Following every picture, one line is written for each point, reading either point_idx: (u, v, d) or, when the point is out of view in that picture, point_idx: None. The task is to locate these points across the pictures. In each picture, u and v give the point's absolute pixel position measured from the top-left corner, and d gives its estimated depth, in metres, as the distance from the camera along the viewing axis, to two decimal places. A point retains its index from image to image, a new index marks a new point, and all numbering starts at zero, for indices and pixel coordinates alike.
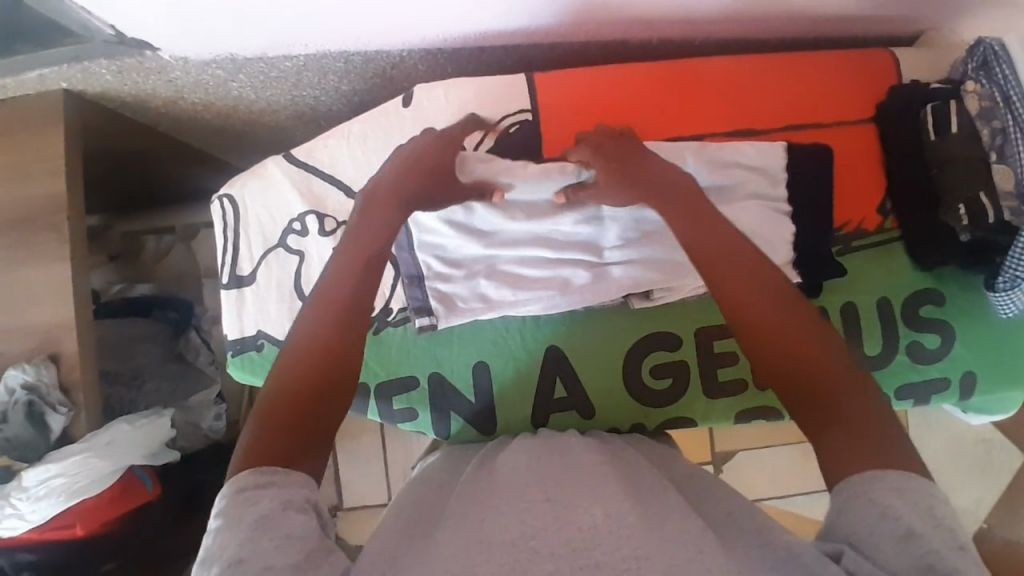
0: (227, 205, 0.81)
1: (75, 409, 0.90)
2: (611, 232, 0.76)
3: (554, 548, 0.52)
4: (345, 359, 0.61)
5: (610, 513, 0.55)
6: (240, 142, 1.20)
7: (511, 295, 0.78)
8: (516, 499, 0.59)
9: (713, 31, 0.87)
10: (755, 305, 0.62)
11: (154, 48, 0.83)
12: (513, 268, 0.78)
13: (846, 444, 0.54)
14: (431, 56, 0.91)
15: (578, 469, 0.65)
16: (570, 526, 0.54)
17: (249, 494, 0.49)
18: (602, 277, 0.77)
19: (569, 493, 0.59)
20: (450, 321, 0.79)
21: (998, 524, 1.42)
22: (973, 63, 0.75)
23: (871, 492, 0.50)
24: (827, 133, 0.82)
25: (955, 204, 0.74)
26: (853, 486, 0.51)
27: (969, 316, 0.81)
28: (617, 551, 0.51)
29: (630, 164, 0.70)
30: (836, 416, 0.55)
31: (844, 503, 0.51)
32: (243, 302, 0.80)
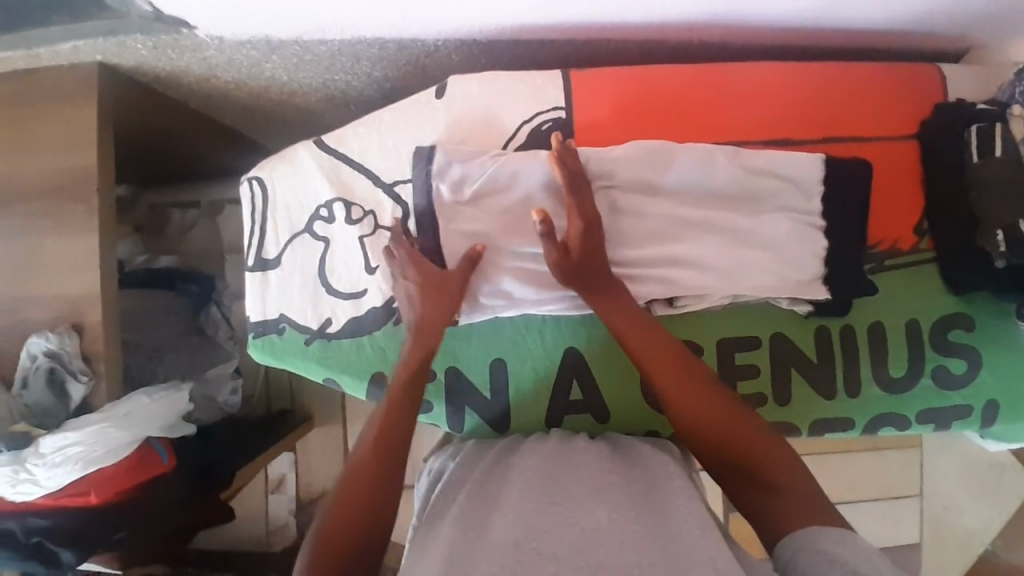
0: (256, 187, 0.80)
1: (95, 379, 0.92)
2: (631, 236, 0.75)
3: (557, 549, 0.52)
4: (383, 481, 0.66)
5: (615, 518, 0.56)
6: (269, 120, 1.20)
7: (534, 295, 0.77)
8: (523, 499, 0.60)
9: (753, 36, 0.85)
10: (695, 406, 0.69)
11: (190, 26, 0.83)
12: (537, 267, 0.77)
13: (788, 509, 0.61)
14: (466, 46, 0.91)
15: (587, 473, 0.65)
16: (573, 527, 0.54)
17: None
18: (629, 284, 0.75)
19: (577, 496, 0.60)
20: (469, 317, 0.78)
21: (1006, 546, 1.42)
22: (1022, 86, 0.74)
23: (819, 543, 0.56)
24: (868, 148, 0.80)
25: (993, 231, 0.73)
26: (798, 539, 0.58)
27: (998, 345, 0.80)
28: (621, 556, 0.51)
29: (591, 253, 0.71)
30: (778, 489, 0.63)
31: (793, 552, 0.57)
32: (268, 285, 0.80)
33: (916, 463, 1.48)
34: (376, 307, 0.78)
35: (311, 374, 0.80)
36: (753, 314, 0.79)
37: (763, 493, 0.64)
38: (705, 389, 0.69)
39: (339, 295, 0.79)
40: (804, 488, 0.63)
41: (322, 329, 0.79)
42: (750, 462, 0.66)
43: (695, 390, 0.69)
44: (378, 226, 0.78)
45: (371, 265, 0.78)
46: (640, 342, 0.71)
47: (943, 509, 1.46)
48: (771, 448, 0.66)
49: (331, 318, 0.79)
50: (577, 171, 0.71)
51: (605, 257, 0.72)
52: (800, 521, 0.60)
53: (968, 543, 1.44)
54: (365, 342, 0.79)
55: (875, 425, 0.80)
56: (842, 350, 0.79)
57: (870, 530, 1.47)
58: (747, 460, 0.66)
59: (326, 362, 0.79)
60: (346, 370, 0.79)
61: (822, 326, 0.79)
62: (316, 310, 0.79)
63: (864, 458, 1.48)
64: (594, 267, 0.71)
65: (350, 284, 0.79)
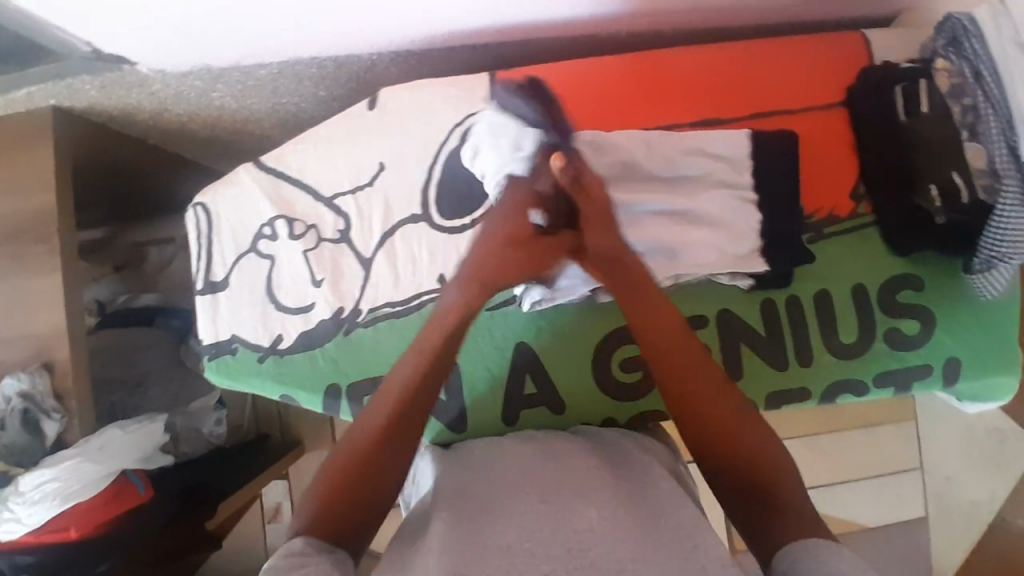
0: (201, 213, 0.81)
1: (69, 415, 0.94)
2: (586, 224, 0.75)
3: (549, 549, 0.52)
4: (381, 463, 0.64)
5: (605, 516, 0.56)
6: (228, 150, 1.22)
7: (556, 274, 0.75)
8: (513, 503, 0.59)
9: (680, 21, 0.86)
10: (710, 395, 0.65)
11: (131, 62, 0.85)
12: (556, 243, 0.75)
13: (782, 522, 0.60)
14: (402, 58, 0.92)
15: (573, 475, 0.64)
16: (566, 528, 0.54)
17: (296, 559, 0.56)
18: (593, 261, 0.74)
19: (565, 494, 0.60)
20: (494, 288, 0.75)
21: None
22: (942, 39, 0.75)
23: (820, 556, 0.54)
24: (797, 119, 0.80)
25: (927, 186, 0.74)
26: (798, 551, 0.56)
27: (950, 303, 0.79)
28: (611, 555, 0.52)
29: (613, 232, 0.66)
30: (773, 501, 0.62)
31: (793, 562, 0.55)
32: (218, 307, 0.81)
33: (912, 437, 1.47)
34: (325, 320, 0.80)
35: (267, 393, 0.81)
36: (708, 292, 0.79)
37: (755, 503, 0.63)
38: (717, 392, 0.65)
39: (288, 310, 0.81)
40: (799, 506, 0.62)
41: (273, 347, 0.80)
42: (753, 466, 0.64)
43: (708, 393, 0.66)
44: (321, 239, 0.80)
45: (317, 278, 0.80)
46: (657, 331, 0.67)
47: (945, 480, 1.44)
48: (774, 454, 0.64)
49: (282, 335, 0.80)
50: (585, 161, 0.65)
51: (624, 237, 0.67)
52: (796, 535, 0.58)
53: (975, 516, 1.40)
54: (317, 354, 0.80)
55: (833, 393, 0.80)
56: (790, 322, 0.79)
57: (870, 507, 1.45)
58: (750, 464, 0.64)
59: (280, 378, 0.80)
60: (300, 385, 0.80)
61: (768, 298, 0.79)
62: (267, 328, 0.81)
63: (861, 435, 1.47)
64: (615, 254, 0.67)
65: (297, 299, 0.80)
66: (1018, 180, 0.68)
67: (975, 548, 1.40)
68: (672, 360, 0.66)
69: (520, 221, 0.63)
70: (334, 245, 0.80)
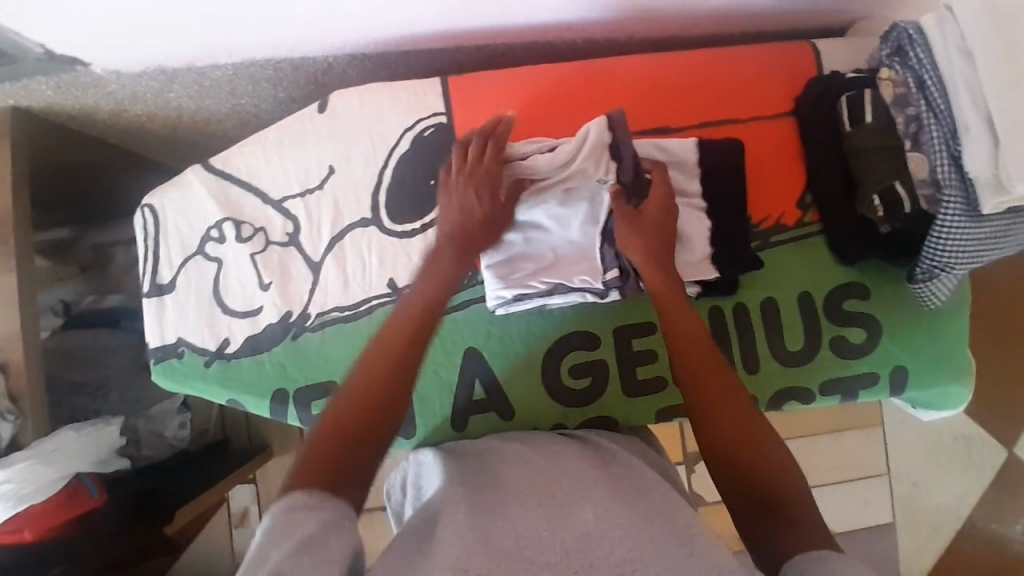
0: (148, 215, 0.80)
1: (23, 417, 0.91)
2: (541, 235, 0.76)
3: (549, 555, 0.50)
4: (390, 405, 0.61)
5: (601, 516, 0.55)
6: (192, 149, 1.21)
7: (543, 285, 0.77)
8: (506, 503, 0.57)
9: (634, 30, 0.87)
10: (716, 386, 0.65)
11: (84, 63, 0.85)
12: (541, 252, 0.77)
13: (787, 530, 0.57)
14: (358, 60, 0.92)
15: (561, 478, 0.63)
16: (566, 530, 0.53)
17: (301, 513, 0.51)
18: (560, 273, 0.77)
19: (561, 496, 0.58)
20: (496, 292, 0.77)
21: (985, 519, 1.40)
22: (887, 49, 0.76)
23: (825, 563, 0.51)
24: (747, 127, 0.81)
25: (870, 195, 0.74)
26: (805, 559, 0.53)
27: (894, 310, 0.81)
28: (612, 557, 0.51)
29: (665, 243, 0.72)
30: (780, 508, 0.59)
31: (801, 567, 0.52)
32: (164, 310, 0.80)
33: (879, 441, 1.46)
34: (273, 324, 0.80)
35: (214, 397, 0.80)
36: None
37: (761, 509, 0.60)
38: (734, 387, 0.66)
39: (235, 313, 0.80)
40: (812, 513, 0.58)
41: (220, 350, 0.80)
42: (756, 467, 0.62)
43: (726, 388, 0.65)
44: (269, 242, 0.80)
45: (264, 281, 0.80)
46: (685, 326, 0.68)
47: (912, 486, 1.44)
48: (779, 457, 0.62)
49: (228, 338, 0.80)
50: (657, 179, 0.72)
51: (663, 242, 0.72)
52: (799, 544, 0.55)
53: (943, 521, 1.42)
54: (264, 358, 0.79)
55: (779, 400, 0.80)
56: (737, 327, 0.79)
57: (841, 513, 1.44)
58: (752, 467, 0.62)
59: (227, 382, 0.79)
60: (248, 389, 0.79)
61: (715, 306, 0.79)
62: (213, 330, 0.80)
63: (829, 440, 1.45)
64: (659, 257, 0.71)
65: (244, 301, 0.80)
66: (960, 191, 0.69)
67: (947, 549, 1.41)
68: (687, 351, 0.67)
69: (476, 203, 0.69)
70: (282, 248, 0.80)
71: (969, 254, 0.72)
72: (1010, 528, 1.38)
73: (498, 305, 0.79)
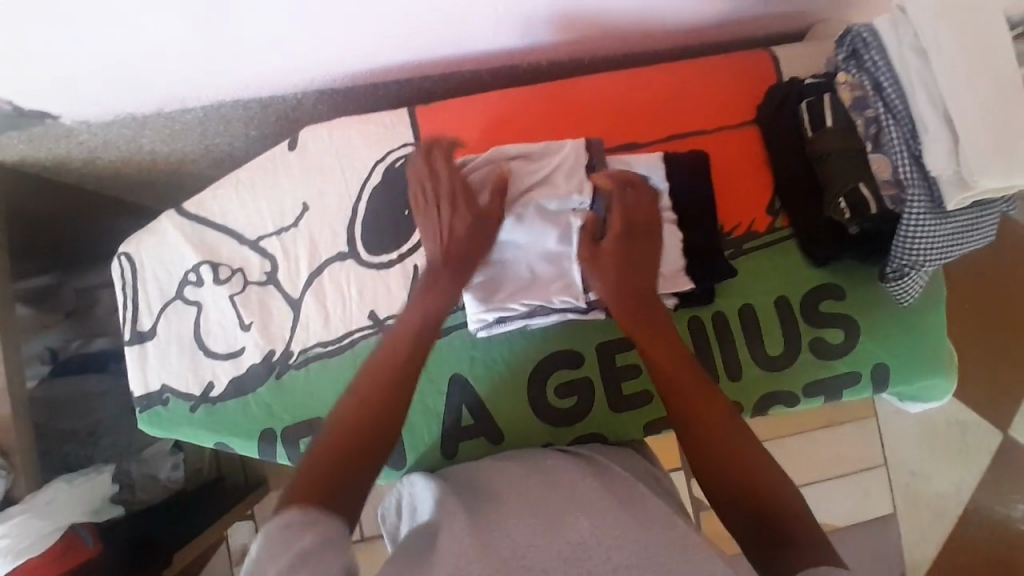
0: (125, 264, 0.81)
1: (14, 471, 0.90)
2: (520, 253, 0.76)
3: (546, 562, 0.51)
4: (382, 421, 0.65)
5: (597, 523, 0.55)
6: (169, 190, 1.21)
7: (524, 307, 0.77)
8: (500, 519, 0.58)
9: (595, 50, 0.89)
10: (695, 399, 0.67)
11: (53, 116, 0.85)
12: (521, 271, 0.76)
13: (787, 545, 0.59)
14: (327, 95, 0.93)
15: (556, 490, 0.63)
16: (561, 539, 0.53)
17: (296, 529, 0.54)
18: (540, 292, 0.76)
19: (555, 507, 0.59)
20: (478, 313, 0.76)
21: (986, 501, 1.40)
22: (842, 53, 0.77)
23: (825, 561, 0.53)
24: (712, 137, 0.83)
25: (836, 198, 0.76)
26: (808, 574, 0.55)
27: (870, 308, 0.82)
28: (609, 563, 0.51)
29: (632, 264, 0.73)
30: (778, 523, 0.61)
31: None
32: (147, 357, 0.80)
33: (875, 432, 1.46)
34: (256, 363, 0.80)
35: (202, 441, 0.80)
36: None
37: (759, 524, 0.62)
38: (712, 401, 0.67)
39: (218, 356, 0.80)
40: (809, 525, 0.61)
41: (205, 395, 0.80)
42: (749, 481, 0.64)
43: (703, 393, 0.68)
44: (247, 283, 0.80)
45: (245, 321, 0.80)
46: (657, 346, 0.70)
47: (913, 475, 1.44)
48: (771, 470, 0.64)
49: (213, 381, 0.80)
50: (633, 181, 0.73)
51: (641, 257, 0.73)
52: (801, 560, 0.57)
53: (943, 507, 1.42)
54: (250, 400, 0.79)
55: (764, 404, 0.81)
56: (717, 335, 0.80)
57: (841, 509, 1.43)
58: (747, 482, 0.64)
59: (213, 425, 0.79)
60: (234, 432, 0.79)
61: (694, 316, 0.80)
62: (197, 374, 0.80)
63: (823, 436, 1.46)
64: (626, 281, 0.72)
65: (227, 343, 0.80)
66: (923, 189, 0.70)
67: (951, 535, 1.41)
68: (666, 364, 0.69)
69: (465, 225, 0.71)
70: (261, 287, 0.80)
71: (936, 251, 0.73)
72: (1012, 508, 1.39)
73: (479, 326, 0.78)
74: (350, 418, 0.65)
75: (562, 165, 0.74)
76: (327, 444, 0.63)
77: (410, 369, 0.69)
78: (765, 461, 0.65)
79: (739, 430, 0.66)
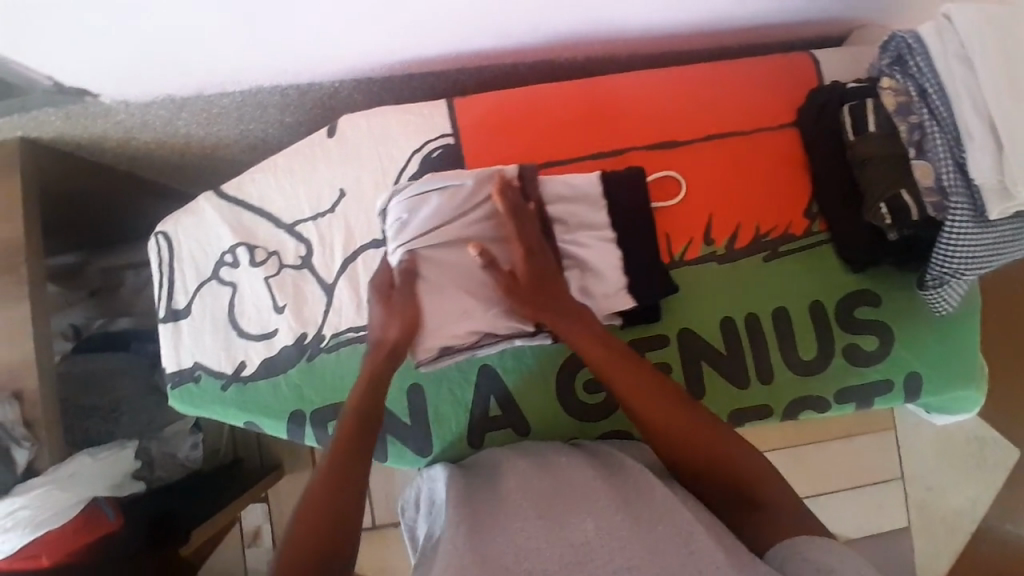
0: (162, 242, 0.81)
1: (39, 443, 0.89)
2: (457, 281, 0.74)
3: (547, 565, 0.53)
4: (343, 504, 0.65)
5: (601, 526, 0.56)
6: (202, 174, 1.22)
7: (468, 334, 0.75)
8: (507, 518, 0.59)
9: (635, 46, 0.88)
10: (655, 415, 0.67)
11: (93, 94, 0.85)
12: (460, 297, 0.74)
13: (774, 524, 0.62)
14: (364, 85, 0.93)
15: (569, 482, 0.64)
16: (562, 541, 0.55)
17: None
18: (482, 315, 0.75)
19: (560, 507, 0.60)
20: (425, 346, 0.74)
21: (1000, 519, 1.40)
22: (887, 59, 0.77)
23: (804, 552, 0.58)
24: (752, 138, 0.83)
25: (877, 204, 0.75)
26: (787, 547, 0.60)
27: (906, 315, 0.81)
28: (611, 565, 0.53)
29: (553, 290, 0.71)
30: (763, 503, 0.64)
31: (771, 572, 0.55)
32: (181, 336, 0.81)
33: (891, 446, 1.45)
34: (288, 345, 0.80)
35: (231, 419, 0.81)
36: (694, 295, 0.80)
37: (747, 507, 0.65)
38: (672, 412, 0.67)
39: (251, 337, 0.81)
40: (788, 502, 0.64)
41: (237, 373, 0.80)
42: (726, 475, 0.66)
43: (661, 410, 0.68)
44: (283, 266, 0.81)
45: (279, 304, 0.80)
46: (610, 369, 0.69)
47: (928, 490, 1.43)
48: (744, 461, 0.66)
49: (245, 361, 0.80)
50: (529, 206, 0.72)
51: (553, 280, 0.71)
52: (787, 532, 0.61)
53: (958, 524, 1.41)
54: (281, 381, 0.80)
55: (794, 408, 0.80)
56: (749, 337, 0.80)
57: (855, 520, 1.42)
58: (726, 473, 0.66)
59: (245, 405, 0.80)
60: (265, 412, 0.79)
61: (727, 316, 0.80)
62: (230, 354, 0.81)
63: (841, 446, 1.44)
64: (552, 313, 0.70)
65: (260, 325, 0.80)
66: (967, 197, 0.69)
67: (963, 552, 1.40)
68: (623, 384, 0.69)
69: (383, 295, 0.72)
70: (296, 271, 0.81)
71: (977, 260, 0.72)
72: None
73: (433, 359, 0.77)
74: (314, 506, 0.64)
75: (478, 203, 0.74)
76: (297, 542, 0.62)
77: (358, 448, 0.68)
78: (737, 451, 0.66)
79: (705, 431, 0.67)
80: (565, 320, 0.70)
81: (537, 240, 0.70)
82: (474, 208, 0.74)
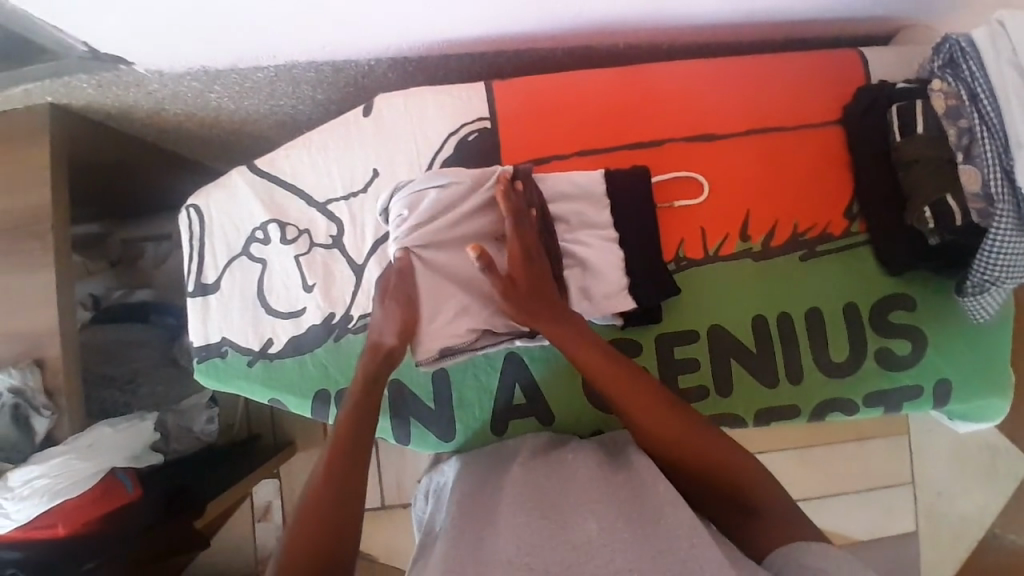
0: (193, 215, 0.81)
1: (59, 412, 0.89)
2: (460, 279, 0.72)
3: (549, 566, 0.52)
4: (341, 503, 0.66)
5: (604, 526, 0.56)
6: (229, 148, 1.22)
7: (470, 333, 0.72)
8: (506, 514, 0.59)
9: (677, 35, 0.87)
10: (650, 425, 0.67)
11: (127, 63, 0.84)
12: (460, 294, 0.72)
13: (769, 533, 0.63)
14: (399, 64, 0.92)
15: (571, 480, 0.64)
16: (564, 543, 0.55)
17: None
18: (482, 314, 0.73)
19: (563, 508, 0.60)
20: (426, 347, 0.71)
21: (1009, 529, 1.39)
22: (939, 61, 0.75)
23: (800, 557, 0.59)
24: (793, 135, 0.81)
25: (921, 207, 0.73)
26: (787, 552, 0.60)
27: (941, 321, 0.80)
28: (612, 565, 0.52)
29: (548, 296, 0.69)
30: (757, 511, 0.65)
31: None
32: (209, 310, 0.81)
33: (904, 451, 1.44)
34: (316, 325, 0.80)
35: (256, 396, 0.81)
36: (726, 290, 0.80)
37: (742, 514, 0.66)
38: (667, 421, 0.67)
39: (279, 314, 0.80)
40: (782, 510, 0.65)
41: (263, 351, 0.80)
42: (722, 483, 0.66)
43: (657, 419, 0.67)
44: (313, 245, 0.80)
45: (308, 283, 0.80)
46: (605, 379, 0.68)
47: (937, 496, 1.42)
48: (739, 469, 0.66)
49: (272, 339, 0.80)
50: (529, 207, 0.71)
51: (549, 284, 0.69)
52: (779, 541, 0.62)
53: (966, 532, 1.40)
54: (308, 359, 0.80)
55: (822, 410, 0.80)
56: (781, 337, 0.79)
57: (862, 522, 1.42)
58: (721, 482, 0.66)
59: (271, 382, 0.80)
60: (289, 390, 0.79)
61: (758, 315, 0.79)
62: (257, 331, 0.80)
63: (854, 449, 1.44)
64: (547, 321, 0.68)
65: (288, 303, 0.80)
66: (1012, 205, 0.68)
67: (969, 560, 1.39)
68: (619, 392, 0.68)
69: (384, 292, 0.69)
70: (326, 250, 0.80)
71: (1019, 268, 0.71)
72: None
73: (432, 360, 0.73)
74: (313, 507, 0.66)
75: (476, 202, 0.72)
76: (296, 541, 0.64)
77: (356, 448, 0.68)
78: (733, 458, 0.66)
79: (701, 440, 0.67)
80: (561, 328, 0.69)
81: (535, 246, 0.69)
82: (473, 206, 0.72)
